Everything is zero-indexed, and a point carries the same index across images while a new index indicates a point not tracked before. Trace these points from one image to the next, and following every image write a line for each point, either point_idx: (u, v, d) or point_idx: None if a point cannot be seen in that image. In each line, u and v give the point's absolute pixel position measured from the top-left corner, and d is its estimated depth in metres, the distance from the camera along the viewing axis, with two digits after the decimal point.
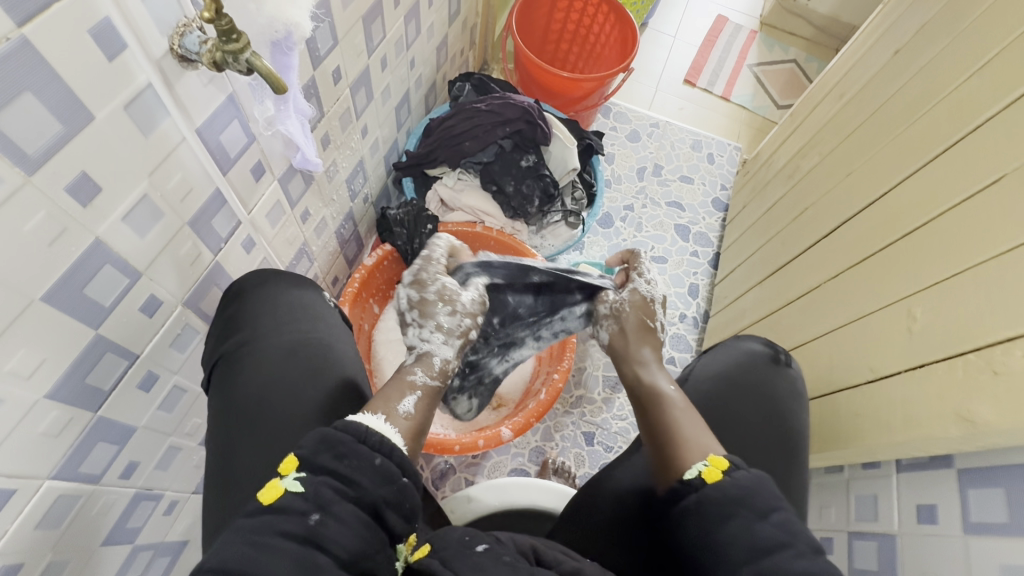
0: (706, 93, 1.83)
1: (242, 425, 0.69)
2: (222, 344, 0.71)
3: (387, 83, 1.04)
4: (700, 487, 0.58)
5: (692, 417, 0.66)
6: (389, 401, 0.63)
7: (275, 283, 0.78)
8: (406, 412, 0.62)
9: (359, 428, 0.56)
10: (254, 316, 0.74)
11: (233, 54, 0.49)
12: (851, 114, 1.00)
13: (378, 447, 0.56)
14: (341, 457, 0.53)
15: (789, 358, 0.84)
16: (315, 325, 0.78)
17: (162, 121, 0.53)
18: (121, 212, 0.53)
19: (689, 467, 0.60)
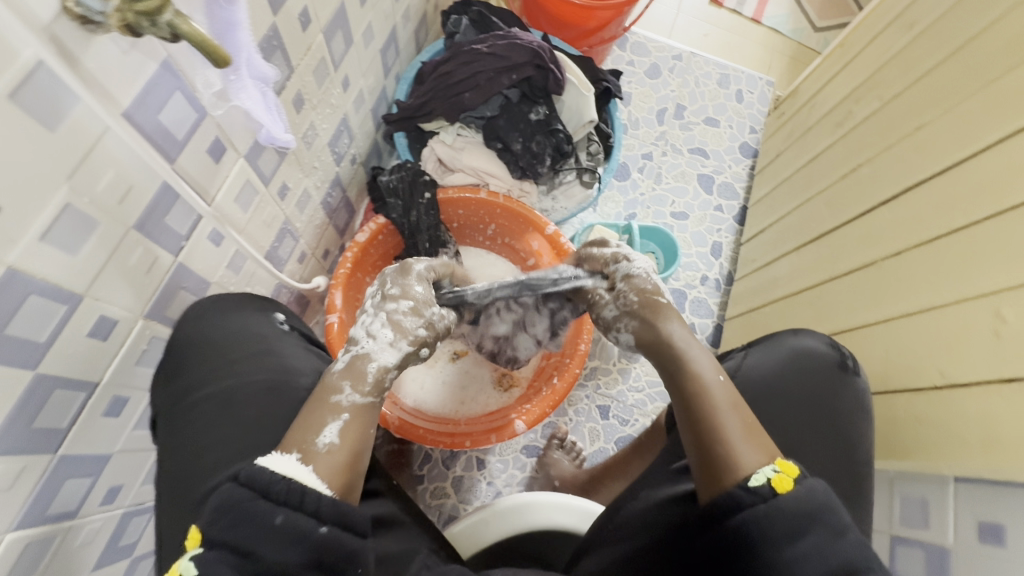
0: (734, 14, 1.60)
1: (181, 479, 0.61)
2: (160, 395, 0.64)
3: (369, 21, 0.87)
4: (771, 497, 0.48)
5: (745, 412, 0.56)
6: (309, 434, 0.52)
7: (212, 313, 0.68)
8: (327, 444, 0.51)
9: (264, 477, 0.46)
10: (189, 359, 0.66)
11: (146, 16, 0.36)
12: (922, 52, 0.85)
13: (284, 500, 0.45)
14: (236, 524, 0.44)
15: (855, 364, 0.76)
16: (260, 364, 0.69)
17: (73, 107, 0.41)
18: (37, 231, 0.41)
19: (753, 472, 0.50)
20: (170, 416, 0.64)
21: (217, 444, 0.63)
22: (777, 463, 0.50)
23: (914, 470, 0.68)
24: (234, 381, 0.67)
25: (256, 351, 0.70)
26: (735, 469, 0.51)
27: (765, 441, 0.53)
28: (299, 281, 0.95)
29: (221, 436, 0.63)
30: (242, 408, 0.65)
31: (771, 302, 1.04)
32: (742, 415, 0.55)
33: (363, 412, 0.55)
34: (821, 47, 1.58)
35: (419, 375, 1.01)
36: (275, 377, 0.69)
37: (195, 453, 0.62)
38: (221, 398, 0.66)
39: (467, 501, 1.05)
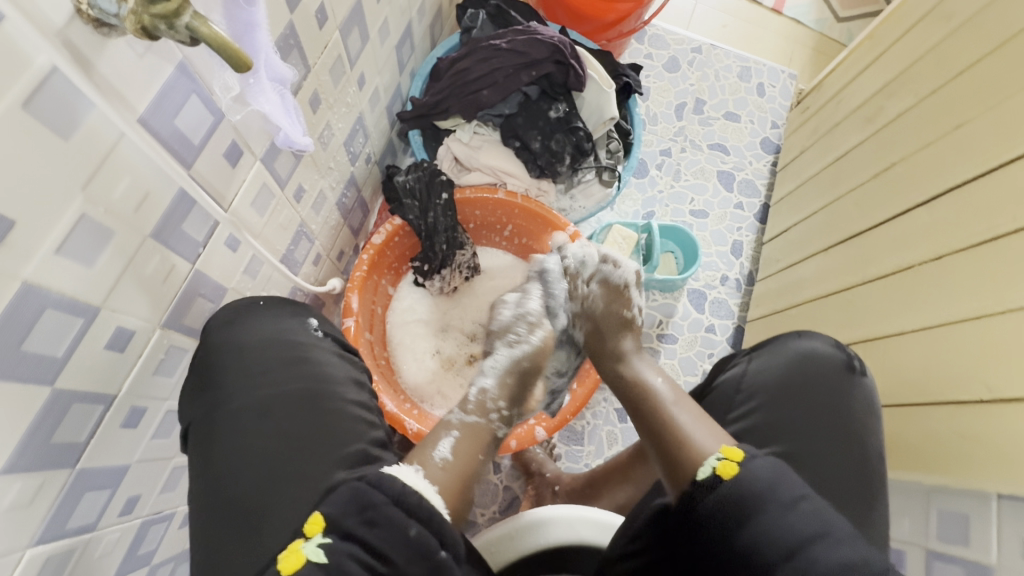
0: (755, 5, 1.55)
1: (217, 494, 0.58)
2: (193, 408, 0.60)
3: (385, 16, 0.84)
4: (716, 485, 0.53)
5: (701, 424, 0.62)
6: (426, 449, 0.61)
7: (244, 322, 0.65)
8: (442, 459, 0.60)
9: (394, 485, 0.53)
10: (217, 369, 0.62)
11: (163, 19, 0.34)
12: (963, 45, 0.83)
13: (415, 512, 0.51)
14: (371, 523, 0.50)
15: (861, 363, 0.74)
16: (296, 371, 0.65)
17: (87, 115, 0.39)
18: (52, 243, 0.40)
19: (700, 466, 0.56)
20: (202, 429, 0.60)
21: (257, 460, 0.59)
22: (720, 450, 0.56)
23: (953, 487, 0.66)
24: (268, 391, 0.63)
25: (292, 357, 0.66)
26: (687, 468, 0.57)
27: (713, 436, 0.59)
28: (314, 283, 0.93)
29: (259, 450, 0.60)
30: (280, 418, 0.62)
31: (798, 305, 1.03)
32: (687, 415, 0.63)
33: (475, 439, 0.64)
34: (845, 39, 1.53)
35: (436, 380, 0.98)
36: (312, 385, 0.65)
37: (233, 469, 0.59)
38: (254, 409, 0.62)
39: (485, 505, 1.03)
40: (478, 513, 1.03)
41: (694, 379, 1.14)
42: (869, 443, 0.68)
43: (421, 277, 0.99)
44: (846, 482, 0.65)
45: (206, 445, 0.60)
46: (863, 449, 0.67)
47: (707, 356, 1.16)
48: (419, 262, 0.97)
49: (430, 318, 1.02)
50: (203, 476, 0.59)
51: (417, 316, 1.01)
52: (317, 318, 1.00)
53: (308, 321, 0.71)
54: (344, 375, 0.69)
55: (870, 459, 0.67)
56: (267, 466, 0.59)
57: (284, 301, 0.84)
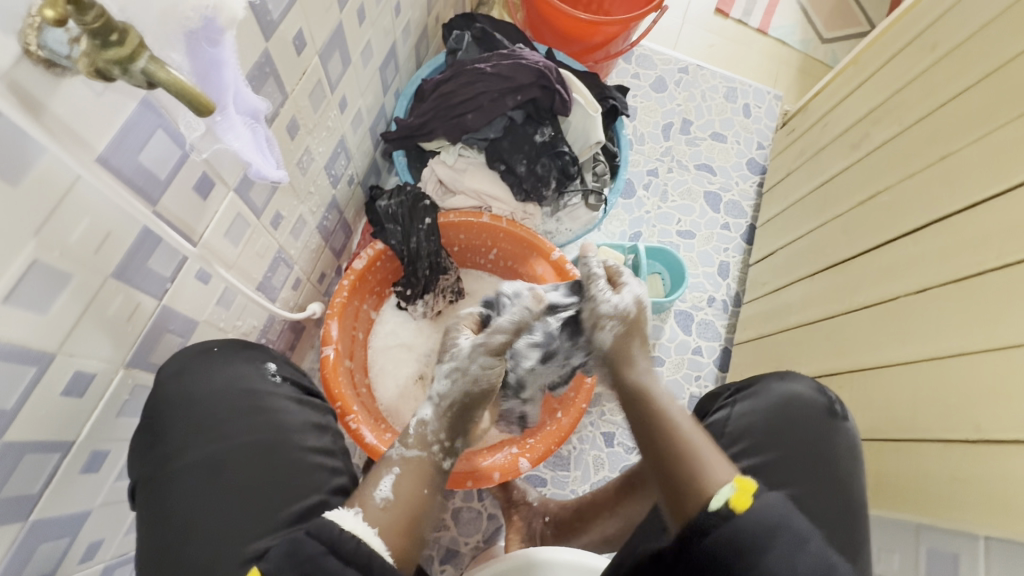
0: (740, 25, 1.56)
1: (163, 555, 0.56)
2: (142, 463, 0.58)
3: (368, 39, 0.83)
4: (730, 517, 0.48)
5: (713, 450, 0.56)
6: (367, 489, 0.56)
7: (198, 370, 0.61)
8: (384, 500, 0.55)
9: (333, 530, 0.49)
10: (168, 418, 0.59)
11: (118, 63, 0.32)
12: (944, 78, 0.85)
13: (352, 560, 0.48)
14: (305, 575, 0.46)
15: (843, 407, 0.73)
16: (252, 423, 0.63)
17: (38, 158, 0.37)
18: (0, 293, 0.38)
19: (715, 494, 0.51)
20: (152, 483, 0.58)
21: (207, 519, 0.57)
22: (734, 481, 0.51)
23: (939, 524, 0.66)
24: (222, 445, 0.61)
25: (248, 408, 0.63)
26: (698, 495, 0.52)
27: (727, 467, 0.54)
28: (293, 309, 0.91)
29: (211, 508, 0.58)
30: (234, 474, 0.60)
31: (783, 330, 1.03)
32: (705, 443, 0.57)
33: (420, 472, 0.59)
34: (829, 60, 1.55)
35: (420, 407, 0.96)
36: (269, 437, 0.63)
37: (182, 529, 0.57)
38: (207, 463, 0.60)
39: (469, 534, 1.01)
40: (461, 542, 1.00)
41: (682, 402, 1.13)
42: (852, 491, 0.67)
43: (402, 301, 0.98)
44: (831, 531, 0.64)
45: (156, 502, 0.57)
46: (844, 495, 0.66)
47: (694, 379, 1.15)
48: (401, 286, 0.96)
49: (413, 342, 1.00)
50: (150, 534, 0.57)
51: (400, 340, 1.00)
52: (297, 343, 0.97)
53: (267, 365, 0.68)
54: (302, 422, 0.66)
55: (849, 504, 0.66)
56: (217, 527, 0.57)
57: (261, 328, 0.82)
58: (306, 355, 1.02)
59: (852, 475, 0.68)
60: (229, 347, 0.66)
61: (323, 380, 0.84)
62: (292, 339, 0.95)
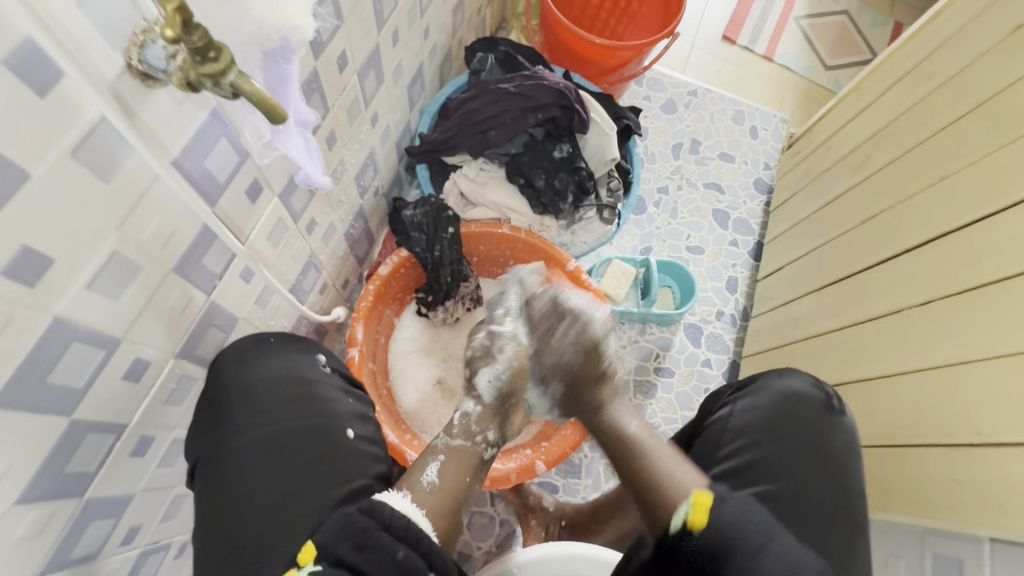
0: (747, 52, 1.63)
1: (221, 530, 0.59)
2: (202, 442, 0.61)
3: (399, 59, 0.89)
4: (687, 535, 0.55)
5: (673, 457, 0.66)
6: (415, 475, 0.62)
7: (255, 358, 0.65)
8: (431, 484, 0.61)
9: (385, 511, 0.51)
10: (232, 400, 0.62)
11: (211, 77, 0.36)
12: (942, 103, 0.89)
13: (403, 537, 0.50)
14: (361, 547, 0.47)
15: (840, 401, 0.76)
16: (305, 410, 0.66)
17: (127, 160, 0.41)
18: (84, 280, 0.42)
19: (676, 510, 0.58)
20: (214, 461, 0.61)
21: (263, 496, 0.60)
22: (691, 497, 0.57)
23: (948, 528, 0.67)
24: (278, 428, 0.64)
25: (300, 395, 0.66)
26: (665, 501, 0.60)
27: (689, 472, 0.64)
28: (319, 312, 0.95)
29: (267, 483, 0.61)
30: (289, 457, 0.63)
31: (790, 342, 1.07)
32: (667, 453, 0.67)
33: (461, 462, 0.65)
34: (832, 86, 1.61)
35: (437, 410, 0.99)
36: (321, 423, 0.66)
37: (240, 505, 0.59)
38: (266, 443, 0.62)
39: (481, 539, 1.02)
40: (475, 546, 1.02)
41: (691, 413, 1.15)
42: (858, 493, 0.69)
43: (423, 307, 1.01)
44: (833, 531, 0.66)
45: (216, 479, 0.60)
46: (846, 495, 0.68)
47: (703, 391, 1.17)
48: (422, 293, 1.00)
49: (431, 347, 1.04)
50: (210, 511, 0.60)
51: (418, 346, 1.03)
52: (320, 346, 1.01)
53: (318, 356, 0.72)
54: (350, 411, 0.69)
55: (855, 505, 0.68)
56: (272, 504, 0.60)
57: (290, 329, 0.86)
58: (328, 358, 1.05)
59: (858, 477, 0.71)
60: (282, 340, 0.70)
61: (348, 381, 0.87)
62: (316, 341, 0.99)
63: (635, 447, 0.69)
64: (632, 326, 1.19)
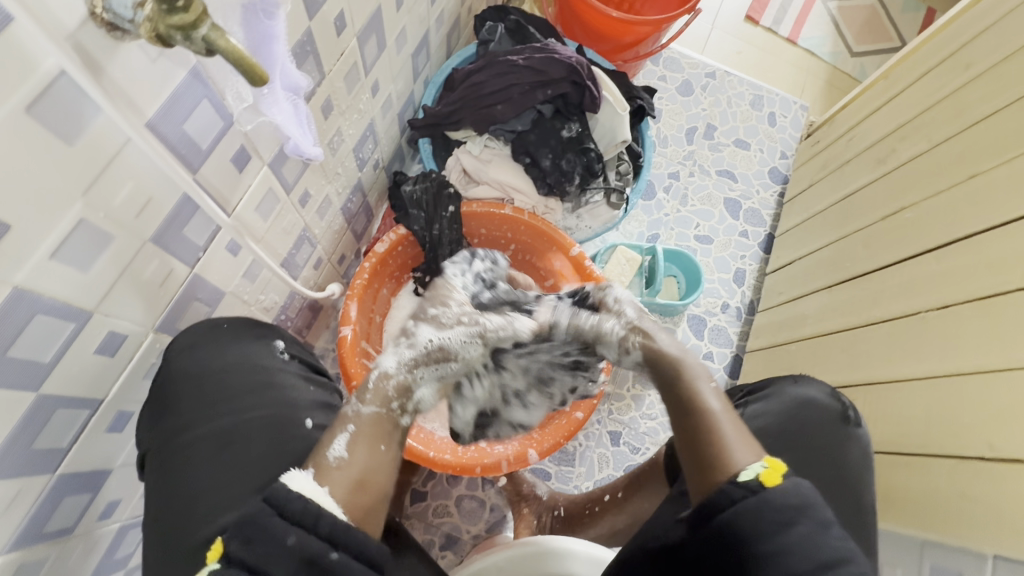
0: (770, 34, 1.55)
1: (174, 524, 0.57)
2: (150, 433, 0.58)
3: (403, 25, 0.84)
4: (758, 490, 0.48)
5: (737, 417, 0.55)
6: (323, 450, 0.52)
7: (208, 343, 0.61)
8: (337, 460, 0.51)
9: (277, 492, 0.46)
10: (181, 392, 0.59)
11: (181, 28, 0.33)
12: (978, 96, 0.84)
13: (298, 519, 0.45)
14: (249, 542, 0.44)
15: (857, 412, 0.73)
16: (263, 398, 0.63)
17: (94, 119, 0.38)
18: (49, 248, 0.39)
19: (743, 467, 0.50)
20: (160, 457, 0.58)
21: (215, 487, 0.58)
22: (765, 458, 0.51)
23: (947, 541, 0.67)
24: (231, 419, 0.61)
25: (257, 383, 0.64)
26: (725, 464, 0.51)
27: (753, 439, 0.54)
28: (313, 288, 0.92)
29: (218, 478, 0.58)
30: (242, 448, 0.60)
31: (797, 340, 1.04)
32: (736, 420, 0.55)
33: (372, 435, 0.54)
34: (858, 73, 1.54)
35: None
36: (277, 412, 0.63)
37: (191, 497, 0.57)
38: (219, 436, 0.60)
39: (471, 523, 1.02)
40: (464, 530, 1.01)
41: None
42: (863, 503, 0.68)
43: (421, 287, 0.99)
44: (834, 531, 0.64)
45: (166, 471, 0.58)
46: (854, 506, 0.67)
47: None
48: (420, 272, 0.97)
49: None
50: (160, 505, 0.57)
51: None
52: (314, 322, 0.99)
53: (273, 343, 0.69)
54: (310, 400, 0.67)
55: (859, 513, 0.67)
56: (224, 495, 0.57)
57: (282, 304, 0.83)
58: (322, 334, 1.03)
59: (863, 485, 0.68)
60: (242, 326, 0.67)
61: (340, 359, 0.84)
62: (309, 318, 0.96)
63: (698, 401, 0.57)
64: None
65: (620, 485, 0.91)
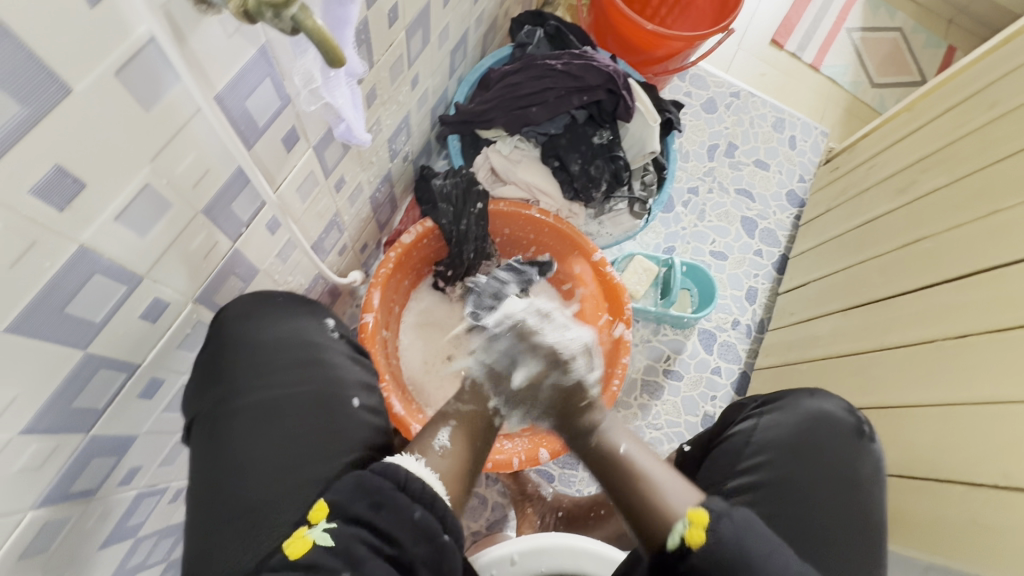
0: (795, 58, 1.58)
1: (219, 489, 0.57)
2: (199, 401, 0.58)
3: (447, 22, 0.85)
4: (687, 552, 0.57)
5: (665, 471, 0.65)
6: (426, 441, 0.65)
7: (262, 317, 0.62)
8: (441, 448, 0.65)
9: (399, 472, 0.55)
10: (235, 359, 0.59)
11: (273, 7, 0.34)
12: (1004, 133, 0.86)
13: (418, 498, 0.54)
14: (378, 508, 0.52)
15: (871, 429, 0.74)
16: (311, 373, 0.64)
17: (170, 87, 0.39)
18: (114, 210, 0.40)
19: (669, 530, 0.59)
20: (209, 421, 0.58)
21: (263, 457, 0.59)
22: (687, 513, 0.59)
23: (956, 567, 0.69)
24: (282, 391, 0.61)
25: (306, 359, 0.64)
26: (657, 529, 0.60)
27: (687, 490, 0.62)
28: (336, 273, 0.93)
29: (265, 448, 0.59)
30: (292, 422, 0.61)
31: (808, 360, 1.05)
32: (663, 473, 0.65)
33: (467, 429, 0.68)
34: (878, 103, 1.56)
35: (443, 386, 0.98)
36: (325, 388, 0.64)
37: (240, 464, 0.58)
38: (268, 407, 0.60)
39: (472, 520, 1.02)
40: (465, 525, 1.02)
41: (695, 419, 1.13)
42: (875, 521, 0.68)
43: (441, 281, 1.01)
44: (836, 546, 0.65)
45: (215, 439, 0.58)
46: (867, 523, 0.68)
47: (710, 398, 1.16)
48: (443, 266, 0.98)
49: (444, 324, 1.03)
50: (204, 469, 0.58)
51: (431, 320, 1.02)
52: (331, 308, 0.99)
53: (324, 321, 0.69)
54: (355, 379, 0.67)
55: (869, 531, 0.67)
56: (273, 465, 0.58)
57: (306, 287, 0.84)
58: (338, 321, 1.04)
59: (875, 504, 0.69)
60: (291, 301, 0.67)
61: (360, 346, 0.85)
62: (328, 303, 0.97)
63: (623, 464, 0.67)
64: (645, 324, 1.17)
65: None
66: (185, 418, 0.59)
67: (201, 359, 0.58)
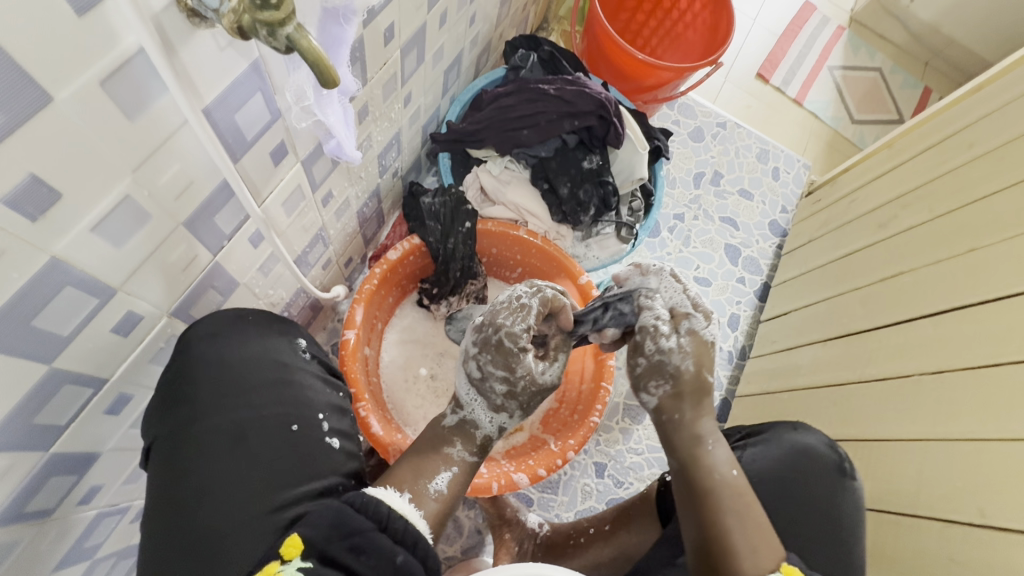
0: (779, 92, 1.63)
1: (172, 519, 0.53)
2: (161, 423, 0.56)
3: (442, 43, 0.86)
4: None
5: (752, 513, 0.58)
6: (421, 478, 0.61)
7: (230, 336, 0.60)
8: (437, 493, 0.61)
9: (382, 509, 0.54)
10: (199, 382, 0.57)
11: (267, 25, 0.33)
12: (977, 176, 0.89)
13: (401, 540, 0.53)
14: (359, 551, 0.49)
15: (850, 467, 0.75)
16: (280, 396, 0.61)
17: (158, 99, 0.38)
18: (89, 221, 0.38)
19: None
20: (170, 446, 0.56)
21: (220, 480, 0.55)
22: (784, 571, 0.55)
23: None
24: (247, 413, 0.58)
25: (275, 380, 0.62)
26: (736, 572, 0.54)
27: (771, 538, 0.57)
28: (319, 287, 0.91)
29: (224, 476, 0.55)
30: (255, 445, 0.57)
31: (790, 389, 1.06)
32: (744, 507, 0.58)
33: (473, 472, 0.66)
34: (858, 139, 1.61)
35: (423, 405, 0.96)
36: (291, 412, 0.61)
37: (199, 494, 0.54)
38: (229, 432, 0.57)
39: (448, 544, 1.00)
40: (440, 550, 0.99)
41: None
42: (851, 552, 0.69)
43: (426, 299, 1.00)
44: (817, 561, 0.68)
45: (173, 464, 0.55)
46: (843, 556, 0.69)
47: None
48: (429, 284, 0.98)
49: (427, 342, 1.02)
50: (161, 497, 0.54)
51: (414, 337, 1.01)
52: (312, 322, 0.97)
53: (295, 340, 0.68)
54: (326, 402, 0.65)
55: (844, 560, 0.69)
56: (231, 495, 0.55)
57: (288, 301, 0.82)
58: (318, 335, 1.02)
59: (852, 540, 0.70)
60: (256, 317, 0.65)
61: (339, 364, 0.83)
62: (309, 316, 0.95)
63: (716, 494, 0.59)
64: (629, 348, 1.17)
65: (606, 518, 0.91)
66: (143, 441, 0.57)
67: (161, 380, 0.57)
